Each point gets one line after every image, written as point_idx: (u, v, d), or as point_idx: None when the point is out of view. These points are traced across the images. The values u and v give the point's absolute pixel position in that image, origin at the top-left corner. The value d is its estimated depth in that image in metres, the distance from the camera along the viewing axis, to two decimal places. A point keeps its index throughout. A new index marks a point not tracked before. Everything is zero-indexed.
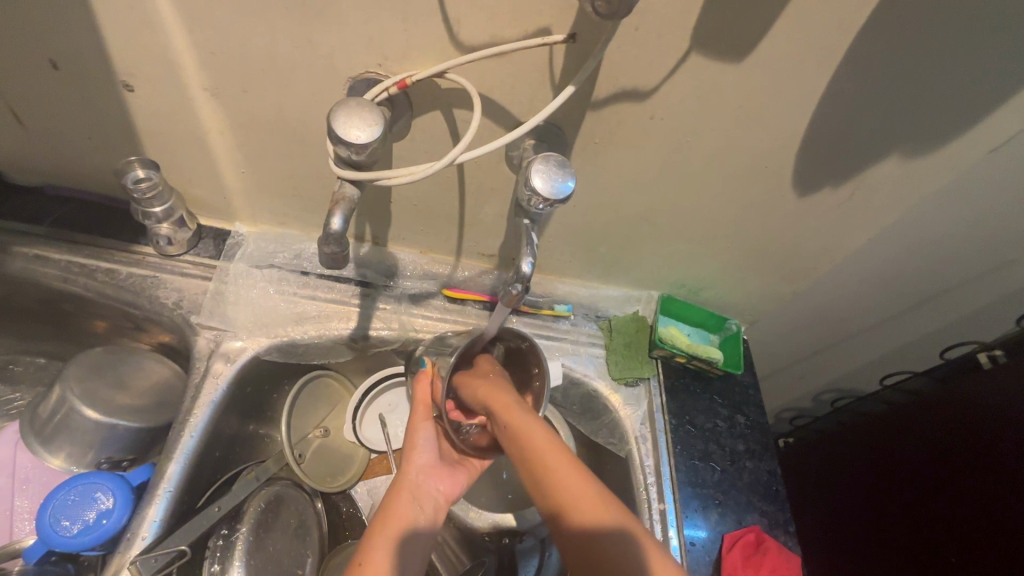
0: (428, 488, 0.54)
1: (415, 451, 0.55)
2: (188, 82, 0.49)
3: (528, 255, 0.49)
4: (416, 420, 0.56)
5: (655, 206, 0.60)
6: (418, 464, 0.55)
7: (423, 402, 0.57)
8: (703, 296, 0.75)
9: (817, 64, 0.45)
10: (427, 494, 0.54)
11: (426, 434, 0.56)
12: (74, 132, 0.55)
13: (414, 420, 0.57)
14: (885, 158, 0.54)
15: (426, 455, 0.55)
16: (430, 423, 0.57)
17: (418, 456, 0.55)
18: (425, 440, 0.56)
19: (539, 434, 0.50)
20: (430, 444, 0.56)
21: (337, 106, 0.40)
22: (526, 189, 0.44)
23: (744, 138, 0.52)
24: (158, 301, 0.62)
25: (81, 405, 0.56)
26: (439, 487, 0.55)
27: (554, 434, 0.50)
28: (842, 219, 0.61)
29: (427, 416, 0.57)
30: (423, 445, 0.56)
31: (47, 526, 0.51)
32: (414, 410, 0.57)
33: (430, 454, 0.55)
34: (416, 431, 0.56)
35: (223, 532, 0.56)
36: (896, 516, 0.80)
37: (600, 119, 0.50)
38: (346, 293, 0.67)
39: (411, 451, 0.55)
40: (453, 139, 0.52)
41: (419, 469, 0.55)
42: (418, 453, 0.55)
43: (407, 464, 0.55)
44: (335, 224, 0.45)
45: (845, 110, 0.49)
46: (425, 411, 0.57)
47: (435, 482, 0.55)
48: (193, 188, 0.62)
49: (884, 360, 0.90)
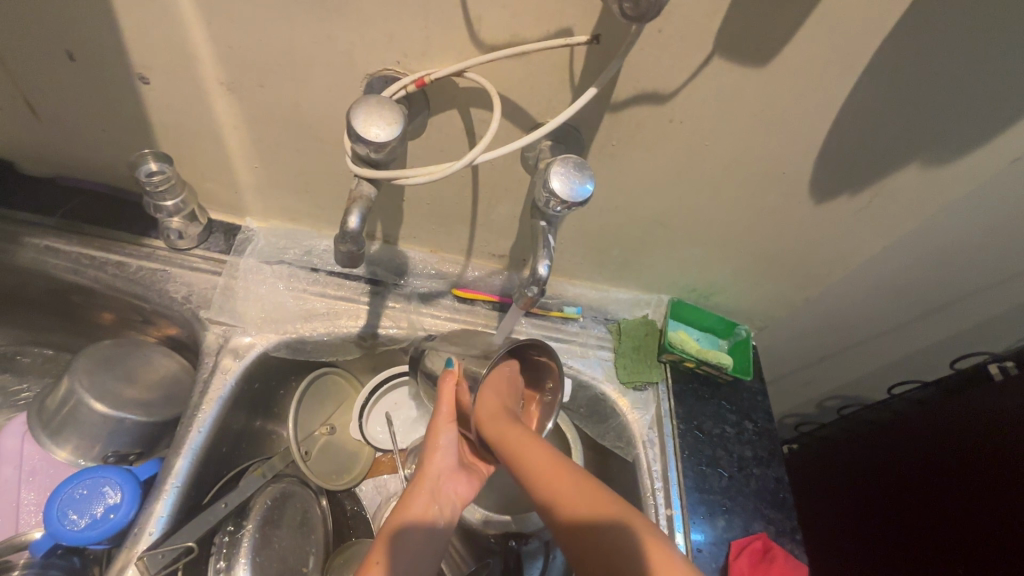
0: (447, 490, 0.55)
1: (438, 453, 0.55)
2: (204, 76, 0.48)
3: (544, 257, 0.48)
4: (442, 422, 0.56)
5: (670, 209, 0.59)
6: (439, 465, 0.55)
7: (448, 403, 0.56)
8: (713, 301, 0.75)
9: (842, 69, 0.45)
10: (445, 497, 0.55)
11: (448, 437, 0.56)
12: (87, 124, 0.55)
13: (437, 422, 0.56)
14: (905, 166, 0.54)
15: (447, 457, 0.55)
16: (453, 425, 0.57)
17: (440, 458, 0.55)
18: (447, 443, 0.56)
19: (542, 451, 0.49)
20: (452, 446, 0.56)
21: (357, 103, 0.40)
22: (544, 191, 0.43)
23: (763, 143, 0.51)
24: (167, 294, 0.62)
25: (90, 398, 0.55)
26: (456, 490, 0.56)
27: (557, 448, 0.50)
28: (858, 226, 0.61)
29: (451, 419, 0.56)
30: (445, 447, 0.56)
31: (54, 520, 0.50)
32: (437, 412, 0.56)
33: (451, 457, 0.56)
34: (439, 433, 0.56)
35: (229, 528, 0.56)
36: (902, 526, 0.80)
37: (618, 121, 0.49)
38: (356, 291, 0.67)
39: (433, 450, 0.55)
40: (469, 138, 0.51)
41: (441, 470, 0.55)
42: (440, 456, 0.55)
43: (428, 465, 0.55)
44: (351, 223, 0.44)
45: (866, 117, 0.49)
46: (449, 415, 0.56)
47: (453, 484, 0.56)
48: (204, 182, 0.61)
49: (892, 368, 0.90)
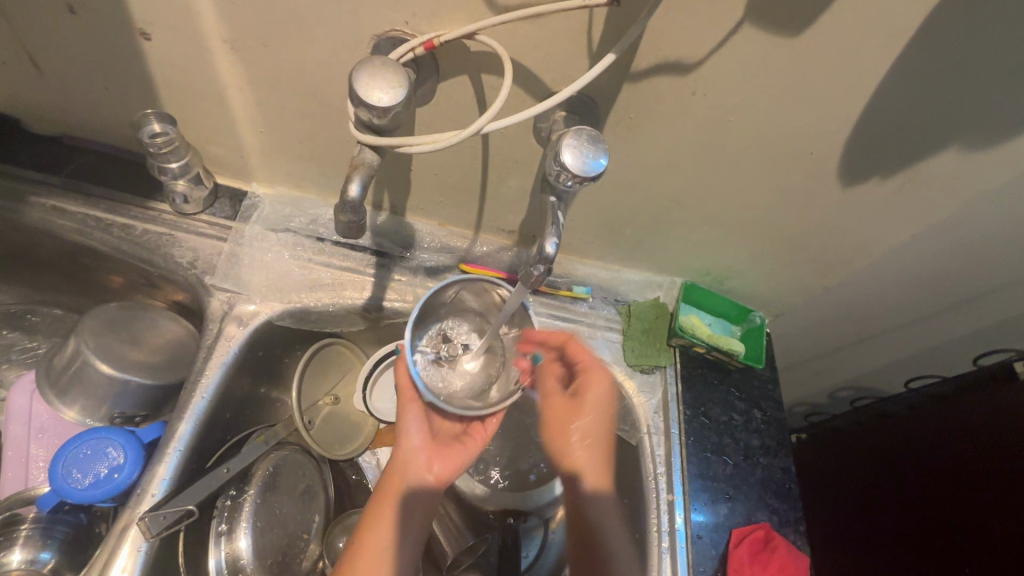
0: (417, 468, 0.56)
1: (402, 434, 0.57)
2: (206, 33, 0.46)
3: (552, 235, 0.46)
4: (404, 405, 0.57)
5: (688, 189, 0.57)
6: (407, 445, 0.57)
7: (406, 389, 0.57)
8: (727, 285, 0.72)
9: (885, 39, 0.41)
10: (417, 475, 0.56)
11: (412, 421, 0.57)
12: (91, 80, 0.53)
13: (402, 404, 0.58)
14: (942, 150, 0.50)
15: (412, 438, 0.57)
16: (416, 407, 0.57)
17: (406, 439, 0.57)
18: (410, 425, 0.57)
19: (592, 461, 0.63)
20: (419, 427, 0.57)
21: (360, 65, 0.38)
22: (555, 163, 0.41)
23: (790, 121, 0.48)
24: (172, 259, 0.61)
25: (95, 359, 0.56)
26: (429, 468, 0.57)
27: (603, 459, 0.63)
28: (887, 212, 0.58)
29: (412, 402, 0.57)
30: (411, 429, 0.57)
31: (59, 477, 0.51)
32: (401, 396, 0.57)
33: (416, 438, 0.57)
34: (403, 415, 0.57)
35: (232, 492, 0.58)
36: (911, 524, 0.78)
37: (637, 93, 0.47)
38: (362, 262, 0.66)
39: (401, 433, 0.57)
40: (479, 107, 0.49)
41: (408, 450, 0.56)
42: (405, 438, 0.57)
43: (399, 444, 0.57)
44: (352, 190, 0.42)
45: (904, 97, 0.46)
46: (412, 394, 0.57)
47: (424, 463, 0.57)
48: (210, 145, 0.60)
49: (911, 360, 0.87)
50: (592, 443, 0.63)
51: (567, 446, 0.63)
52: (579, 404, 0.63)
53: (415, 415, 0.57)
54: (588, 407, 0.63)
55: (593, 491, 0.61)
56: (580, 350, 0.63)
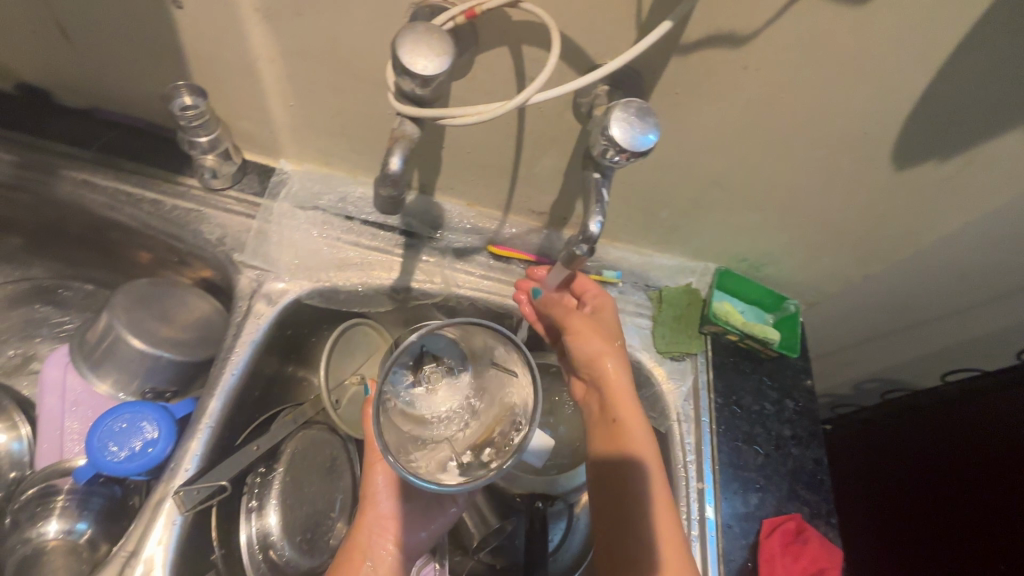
0: (382, 542, 0.52)
1: (370, 499, 0.53)
2: (239, 2, 0.45)
3: (597, 214, 0.45)
4: (372, 465, 0.54)
5: (730, 170, 0.55)
6: (374, 513, 0.53)
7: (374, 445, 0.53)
8: (763, 272, 0.70)
9: (959, 9, 0.38)
10: (380, 547, 0.52)
11: (381, 484, 0.53)
12: (121, 51, 0.52)
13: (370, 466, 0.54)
14: (1008, 133, 0.47)
15: (379, 506, 0.53)
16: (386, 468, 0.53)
17: (373, 506, 0.53)
18: (379, 489, 0.53)
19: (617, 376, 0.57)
20: (388, 494, 0.53)
21: (403, 31, 0.36)
22: (602, 138, 0.40)
23: (846, 98, 0.46)
24: (202, 235, 0.61)
25: (127, 333, 0.56)
26: (392, 542, 0.53)
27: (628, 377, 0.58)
28: (941, 197, 0.55)
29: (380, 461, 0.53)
30: (380, 494, 0.53)
31: (95, 449, 0.51)
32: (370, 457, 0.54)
33: (383, 506, 0.53)
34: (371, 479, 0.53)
35: (261, 470, 0.58)
36: (945, 519, 0.76)
37: (686, 66, 0.44)
38: (390, 242, 0.65)
39: (368, 498, 0.53)
40: (519, 80, 0.47)
41: (373, 519, 0.52)
42: (372, 506, 0.53)
43: (365, 511, 0.53)
44: (392, 164, 0.41)
45: (974, 74, 0.43)
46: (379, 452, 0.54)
47: (387, 536, 0.52)
48: (239, 119, 0.59)
49: (948, 353, 0.84)
50: (614, 355, 0.58)
51: (588, 360, 0.58)
52: (594, 317, 0.60)
53: (386, 478, 0.53)
54: (603, 319, 0.60)
55: (627, 405, 0.56)
56: (586, 280, 0.61)
